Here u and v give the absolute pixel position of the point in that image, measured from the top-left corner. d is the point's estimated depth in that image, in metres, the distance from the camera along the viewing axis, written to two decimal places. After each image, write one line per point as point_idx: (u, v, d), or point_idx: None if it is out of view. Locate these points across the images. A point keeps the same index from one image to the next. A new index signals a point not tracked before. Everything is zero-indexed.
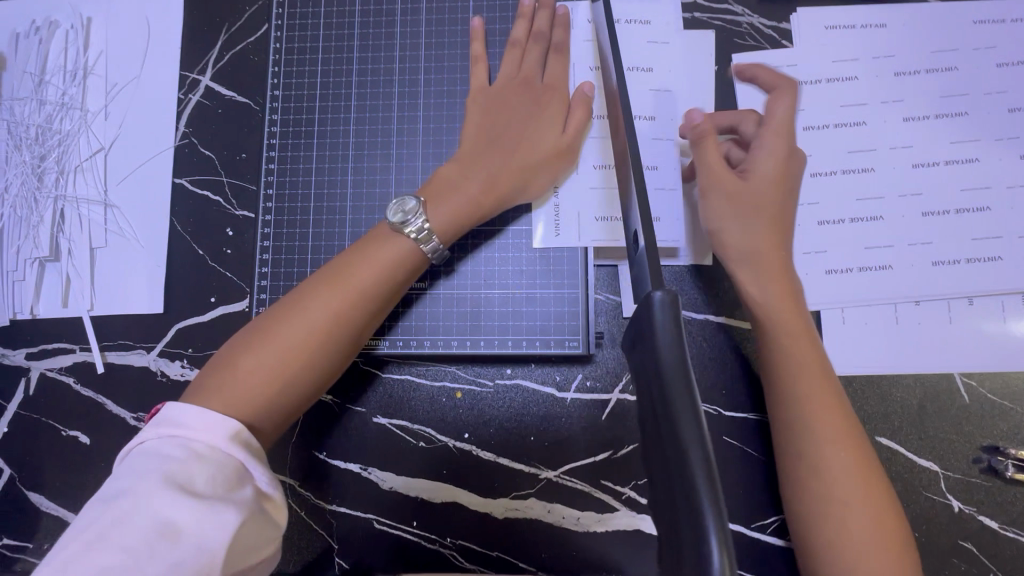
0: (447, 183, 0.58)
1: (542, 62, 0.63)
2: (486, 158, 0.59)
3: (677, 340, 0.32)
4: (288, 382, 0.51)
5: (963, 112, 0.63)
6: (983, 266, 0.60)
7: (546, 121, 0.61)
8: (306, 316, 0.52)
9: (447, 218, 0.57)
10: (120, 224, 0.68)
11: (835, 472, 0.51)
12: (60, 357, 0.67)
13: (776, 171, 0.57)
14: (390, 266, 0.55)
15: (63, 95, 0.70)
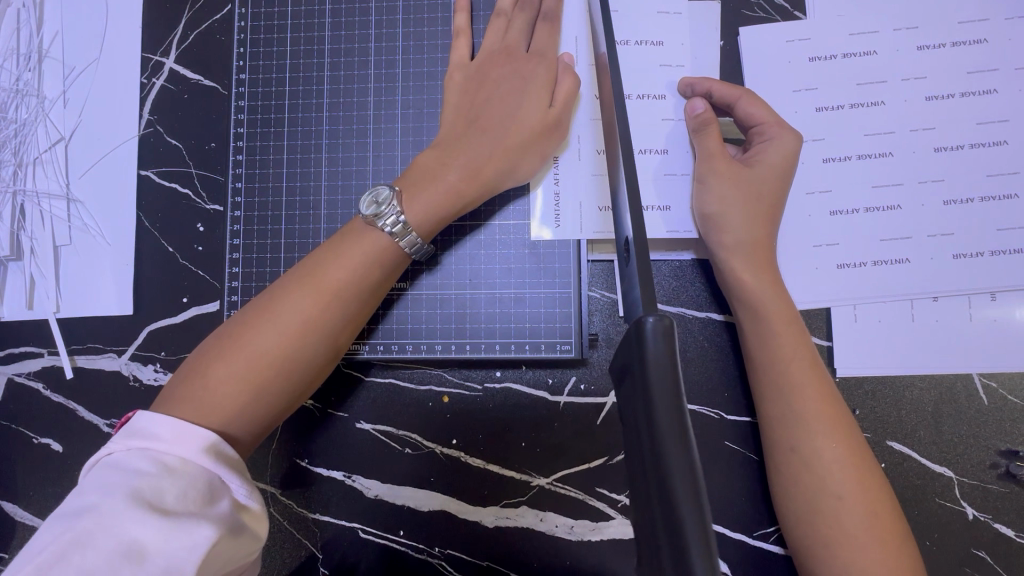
0: (425, 174, 0.53)
1: (523, 32, 0.58)
2: (467, 141, 0.54)
3: (672, 376, 0.28)
4: (261, 391, 0.47)
5: (992, 89, 0.58)
6: (1007, 259, 0.56)
7: (532, 94, 0.55)
8: (279, 320, 0.48)
9: (424, 211, 0.52)
10: (84, 219, 0.64)
11: (838, 489, 0.47)
12: (27, 361, 0.63)
13: (777, 163, 0.54)
14: (370, 263, 0.51)
15: (17, 80, 0.65)
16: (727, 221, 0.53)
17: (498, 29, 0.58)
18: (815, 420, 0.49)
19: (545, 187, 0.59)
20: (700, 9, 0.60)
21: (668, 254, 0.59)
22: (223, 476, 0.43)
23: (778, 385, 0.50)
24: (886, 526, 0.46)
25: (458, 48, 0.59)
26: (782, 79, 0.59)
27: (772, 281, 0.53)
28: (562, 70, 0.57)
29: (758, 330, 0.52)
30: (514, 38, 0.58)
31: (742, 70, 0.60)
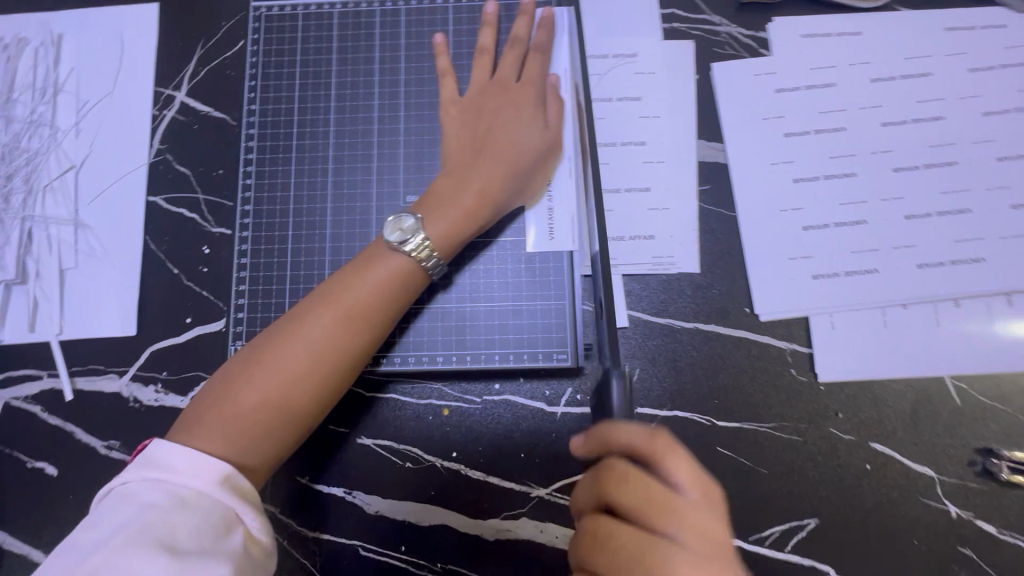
0: (441, 198, 0.57)
1: (512, 64, 0.63)
2: (477, 167, 0.58)
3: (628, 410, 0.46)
4: (287, 412, 0.49)
5: (940, 116, 0.64)
6: (967, 267, 0.61)
7: (529, 119, 0.60)
8: (306, 342, 0.50)
9: (442, 231, 0.55)
10: (91, 244, 0.66)
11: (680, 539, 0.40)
12: (25, 384, 0.64)
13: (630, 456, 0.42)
14: (391, 286, 0.53)
15: (32, 113, 0.68)
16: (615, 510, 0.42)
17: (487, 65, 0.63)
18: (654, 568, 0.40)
19: (539, 206, 0.62)
20: (675, 48, 0.67)
21: (657, 268, 0.63)
22: (236, 506, 0.44)
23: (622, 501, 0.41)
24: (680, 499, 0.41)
25: (450, 85, 0.63)
26: (752, 108, 0.65)
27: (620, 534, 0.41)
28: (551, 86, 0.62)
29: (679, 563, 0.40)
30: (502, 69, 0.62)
31: (717, 100, 0.66)
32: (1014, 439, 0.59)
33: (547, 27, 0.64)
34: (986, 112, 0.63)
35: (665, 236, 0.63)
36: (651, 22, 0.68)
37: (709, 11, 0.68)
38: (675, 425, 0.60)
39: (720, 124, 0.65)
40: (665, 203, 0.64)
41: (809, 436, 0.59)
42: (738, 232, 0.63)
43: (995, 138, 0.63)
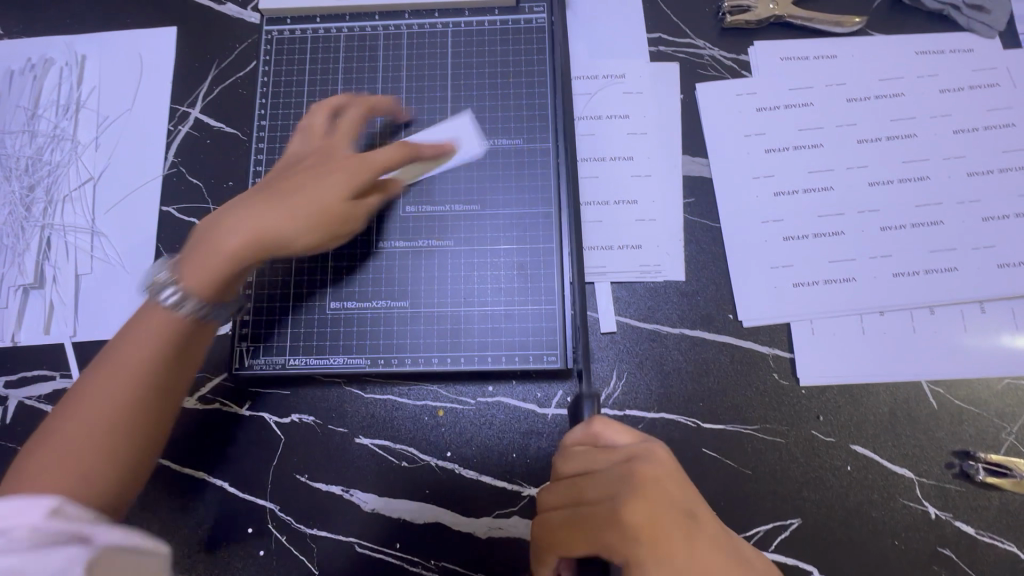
0: (216, 237, 0.53)
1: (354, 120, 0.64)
2: (269, 211, 0.54)
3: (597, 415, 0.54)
4: (71, 446, 0.44)
5: (912, 134, 0.67)
6: (941, 276, 0.63)
7: (336, 176, 0.57)
8: (113, 387, 0.47)
9: (200, 269, 0.51)
10: (106, 251, 0.69)
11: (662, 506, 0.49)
12: (38, 384, 0.66)
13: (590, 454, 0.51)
14: (195, 306, 0.50)
15: (55, 127, 0.73)
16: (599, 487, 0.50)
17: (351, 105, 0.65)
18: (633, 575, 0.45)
19: (532, 217, 0.66)
20: (661, 69, 0.71)
21: (645, 275, 0.65)
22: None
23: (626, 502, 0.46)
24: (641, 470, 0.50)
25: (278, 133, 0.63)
26: (735, 125, 0.69)
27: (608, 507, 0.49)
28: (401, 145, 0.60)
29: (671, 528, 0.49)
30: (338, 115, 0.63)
31: (701, 118, 0.69)
32: (990, 442, 0.61)
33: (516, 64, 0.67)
34: (956, 130, 0.67)
35: (652, 245, 0.66)
36: (639, 45, 0.72)
37: (693, 36, 0.72)
38: (662, 427, 0.62)
39: (704, 140, 0.69)
40: (651, 215, 0.67)
41: (791, 438, 0.61)
42: (722, 242, 0.66)
43: (965, 154, 0.66)
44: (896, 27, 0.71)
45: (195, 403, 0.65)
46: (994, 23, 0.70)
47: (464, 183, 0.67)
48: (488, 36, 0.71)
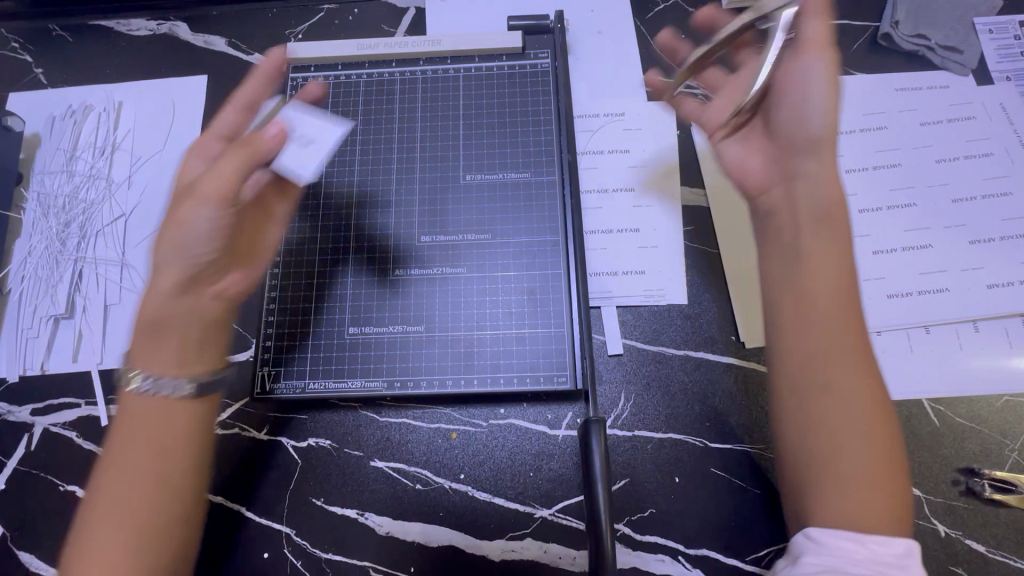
0: (146, 318, 0.53)
1: (259, 90, 0.61)
2: (158, 263, 0.53)
3: (603, 450, 0.54)
4: (159, 547, 0.49)
5: (897, 164, 0.71)
6: (933, 297, 0.66)
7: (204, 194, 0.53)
8: (138, 455, 0.51)
9: (138, 347, 0.53)
10: (135, 282, 0.73)
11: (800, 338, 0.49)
12: (64, 411, 0.69)
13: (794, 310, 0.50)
14: (153, 429, 0.51)
15: (91, 168, 0.78)
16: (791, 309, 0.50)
17: (231, 111, 0.60)
18: (822, 160, 0.53)
19: (540, 245, 0.69)
20: (659, 107, 0.76)
21: (649, 300, 0.68)
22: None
23: (804, 63, 0.54)
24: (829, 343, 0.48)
25: (227, 108, 0.60)
26: None
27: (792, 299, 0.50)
28: (263, 150, 0.55)
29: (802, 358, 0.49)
30: (243, 147, 0.55)
31: (697, 152, 0.74)
32: (994, 459, 0.62)
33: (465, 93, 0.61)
34: (938, 159, 0.71)
35: (655, 271, 0.69)
36: (637, 86, 0.77)
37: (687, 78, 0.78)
38: (671, 447, 0.64)
39: (701, 172, 0.73)
40: (654, 242, 0.70)
41: None
42: (721, 267, 0.69)
43: (948, 182, 0.70)
44: (876, 67, 0.77)
45: (216, 428, 0.67)
46: (967, 62, 0.75)
47: (476, 214, 0.71)
48: (497, 79, 0.77)
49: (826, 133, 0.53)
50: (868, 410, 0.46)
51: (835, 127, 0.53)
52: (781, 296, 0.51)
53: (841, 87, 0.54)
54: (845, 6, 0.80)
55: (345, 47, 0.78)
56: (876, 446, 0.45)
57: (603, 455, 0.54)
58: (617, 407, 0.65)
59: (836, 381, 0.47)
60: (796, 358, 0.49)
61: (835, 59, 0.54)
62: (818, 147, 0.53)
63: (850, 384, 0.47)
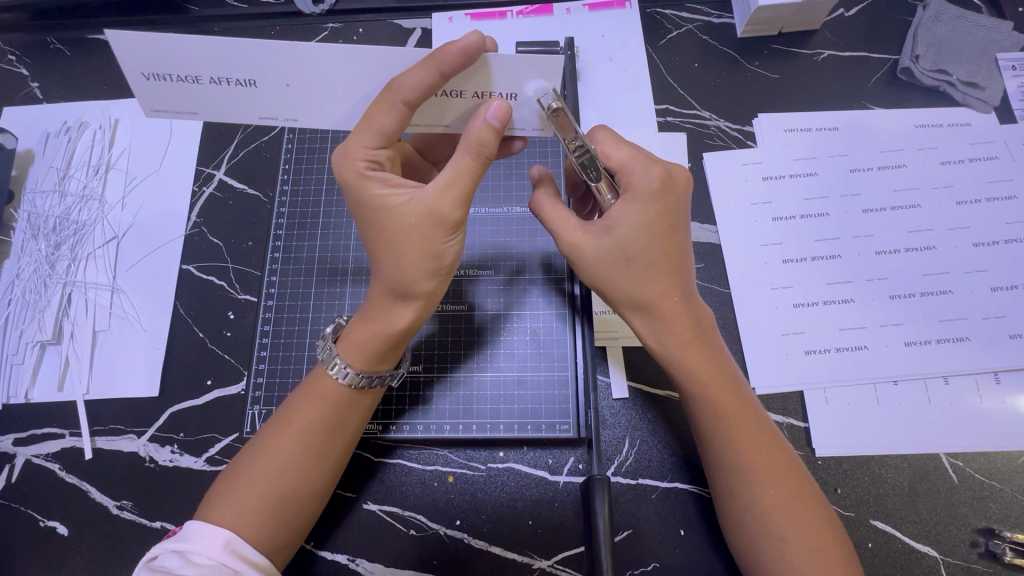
0: (373, 311, 0.53)
1: (422, 86, 0.44)
2: (394, 265, 0.50)
3: (605, 509, 0.54)
4: (285, 529, 0.51)
5: (917, 204, 0.69)
6: (952, 346, 0.63)
7: (445, 226, 0.48)
8: (299, 439, 0.52)
9: (354, 346, 0.53)
10: (125, 308, 0.71)
11: (718, 429, 0.53)
12: (47, 442, 0.66)
13: (722, 402, 0.53)
14: (328, 424, 0.53)
15: (85, 188, 0.75)
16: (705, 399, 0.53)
17: (369, 137, 0.48)
18: (658, 321, 0.53)
19: (544, 282, 0.67)
20: (670, 139, 0.73)
21: None
22: (240, 569, 0.46)
23: (562, 240, 0.54)
24: (745, 431, 0.53)
25: (358, 133, 0.48)
26: (741, 194, 0.71)
27: (711, 390, 0.53)
28: (486, 145, 0.47)
29: (720, 443, 0.53)
30: (474, 149, 0.46)
31: (709, 186, 0.72)
32: (1014, 520, 0.59)
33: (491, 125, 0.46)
34: (959, 201, 0.69)
35: None
36: (647, 116, 0.75)
37: (699, 108, 0.76)
38: (676, 498, 0.61)
39: (713, 208, 0.71)
40: None
41: None
42: (732, 308, 0.67)
43: (970, 225, 0.68)
44: (894, 103, 0.75)
45: (204, 463, 0.64)
46: (989, 99, 0.73)
47: (480, 247, 0.69)
48: None
49: (653, 301, 0.53)
50: (799, 514, 0.51)
51: (662, 286, 0.52)
52: (694, 388, 0.53)
53: (647, 249, 0.52)
54: (864, 38, 0.78)
55: None
56: (823, 549, 0.50)
57: (606, 514, 0.54)
58: (620, 454, 0.63)
59: (764, 504, 0.51)
60: (719, 443, 0.53)
61: (641, 242, 0.52)
62: (660, 300, 0.53)
63: (772, 501, 0.51)
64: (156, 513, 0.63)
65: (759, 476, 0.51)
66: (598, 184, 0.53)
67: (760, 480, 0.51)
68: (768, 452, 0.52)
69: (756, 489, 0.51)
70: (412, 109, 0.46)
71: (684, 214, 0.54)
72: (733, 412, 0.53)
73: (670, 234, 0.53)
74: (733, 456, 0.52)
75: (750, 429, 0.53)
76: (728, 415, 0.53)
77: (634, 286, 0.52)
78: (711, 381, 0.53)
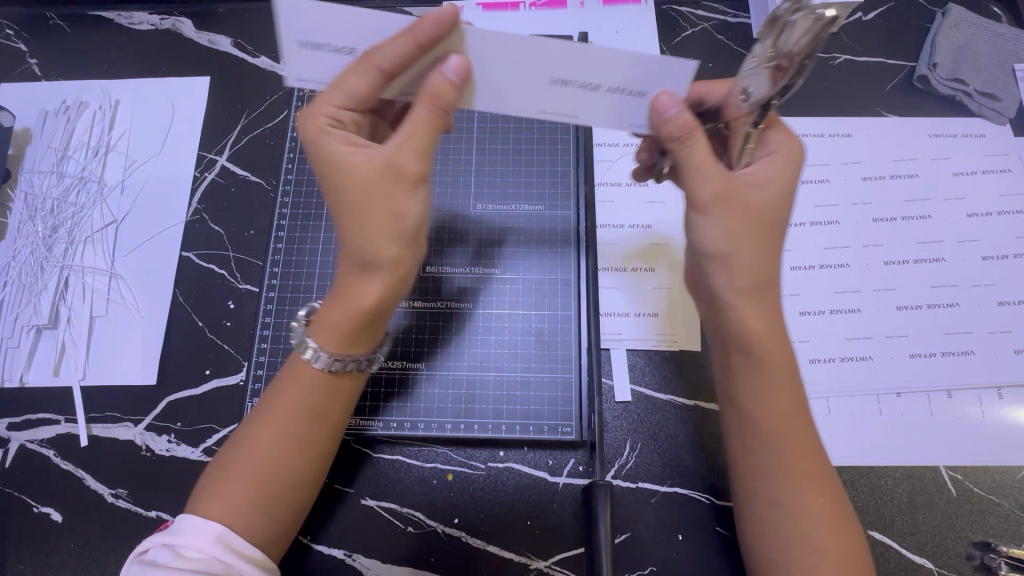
0: (341, 285, 0.50)
1: (401, 56, 0.44)
2: (359, 226, 0.48)
3: (606, 512, 0.54)
4: (273, 522, 0.50)
5: (928, 215, 0.68)
6: (957, 359, 0.63)
7: (392, 187, 0.47)
8: (283, 427, 0.51)
9: (322, 325, 0.50)
10: (123, 293, 0.69)
11: (778, 431, 0.49)
12: (42, 427, 0.65)
13: (787, 405, 0.49)
14: (310, 412, 0.52)
15: (83, 169, 0.74)
16: (770, 401, 0.49)
17: (336, 97, 0.47)
18: (740, 301, 0.48)
19: (549, 282, 0.66)
20: None
21: (661, 346, 0.65)
22: (232, 563, 0.46)
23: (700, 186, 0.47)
24: (802, 435, 0.49)
25: (327, 91, 0.47)
26: None
27: (781, 386, 0.49)
28: (444, 97, 0.44)
29: (776, 445, 0.49)
30: (431, 101, 0.45)
31: None
32: (1010, 534, 0.59)
33: (451, 81, 0.44)
34: (970, 213, 0.68)
35: (665, 315, 0.66)
36: None
37: None
38: (676, 502, 0.61)
39: None
40: (669, 283, 0.67)
41: None
42: None
43: (980, 238, 0.67)
44: (910, 110, 0.74)
45: (201, 454, 0.64)
46: (1004, 110, 0.72)
47: (486, 245, 0.68)
48: None
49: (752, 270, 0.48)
50: (836, 528, 0.47)
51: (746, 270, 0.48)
52: (763, 383, 0.49)
53: (734, 223, 0.47)
54: (881, 43, 0.77)
55: None
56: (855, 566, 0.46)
57: (607, 517, 0.54)
58: (621, 457, 0.62)
59: (806, 513, 0.47)
60: (777, 445, 0.49)
61: (736, 221, 0.47)
62: (758, 289, 0.48)
63: (818, 508, 0.47)
64: (152, 502, 0.62)
65: (808, 489, 0.48)
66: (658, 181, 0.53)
67: (802, 491, 0.48)
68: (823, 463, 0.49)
69: (803, 498, 0.48)
70: (386, 78, 0.45)
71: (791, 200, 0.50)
72: (798, 415, 0.49)
73: (774, 219, 0.49)
74: (793, 462, 0.48)
75: (806, 436, 0.49)
76: (793, 417, 0.49)
77: (734, 254, 0.48)
78: (781, 379, 0.49)
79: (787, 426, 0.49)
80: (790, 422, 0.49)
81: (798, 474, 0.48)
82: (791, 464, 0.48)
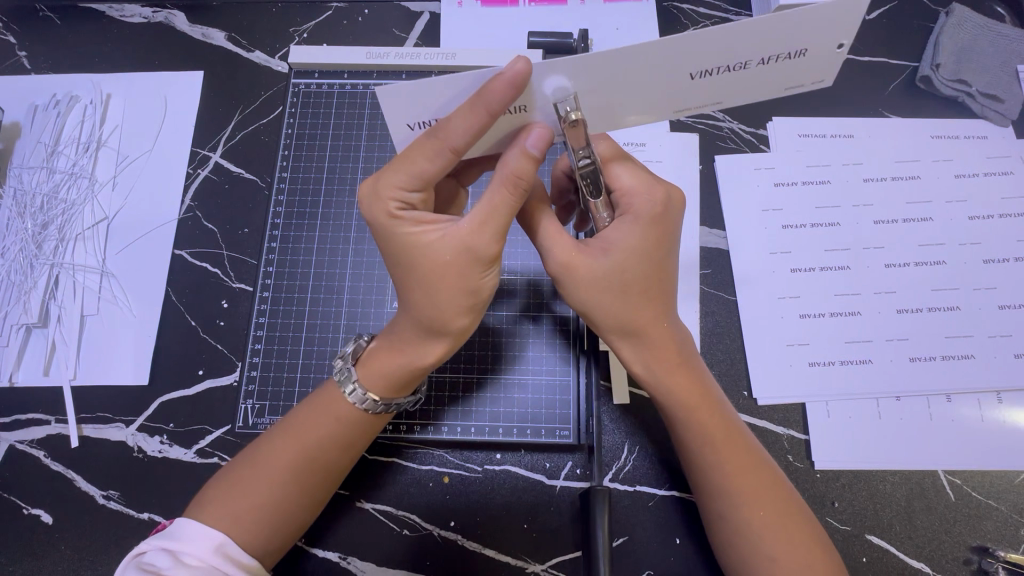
0: (398, 342, 0.51)
1: (472, 133, 0.43)
2: (437, 301, 0.48)
3: (604, 516, 0.54)
4: (274, 536, 0.49)
5: (929, 218, 0.68)
6: (956, 363, 0.63)
7: (473, 265, 0.47)
8: (300, 448, 0.50)
9: (378, 375, 0.51)
10: (115, 292, 0.68)
11: (710, 459, 0.52)
12: (32, 427, 0.64)
13: (719, 429, 0.52)
14: (334, 440, 0.51)
15: (74, 165, 0.72)
16: (695, 429, 0.52)
17: (404, 178, 0.46)
18: (647, 342, 0.52)
19: (547, 283, 0.66)
20: (683, 139, 0.71)
21: None
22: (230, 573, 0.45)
23: (551, 255, 0.50)
24: (739, 458, 0.52)
25: (393, 174, 0.47)
26: (752, 200, 0.69)
27: (707, 411, 0.53)
28: (523, 175, 0.45)
29: (710, 468, 0.52)
30: (510, 181, 0.45)
31: (719, 190, 0.70)
32: (1007, 539, 0.59)
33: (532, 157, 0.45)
34: (972, 216, 0.68)
35: None
36: None
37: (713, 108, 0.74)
38: (674, 506, 0.60)
39: (723, 213, 0.69)
40: None
41: None
42: (737, 317, 0.66)
43: (982, 241, 0.67)
44: (911, 111, 0.73)
45: (194, 455, 0.63)
46: (1007, 112, 0.71)
47: None
48: None
49: (641, 326, 0.51)
50: (789, 534, 0.50)
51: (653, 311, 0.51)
52: (694, 414, 0.52)
53: (636, 273, 0.50)
54: (883, 42, 0.76)
55: (354, 53, 0.73)
56: (813, 564, 0.49)
57: (605, 520, 0.54)
58: (619, 460, 0.62)
59: (754, 530, 0.50)
60: (712, 469, 0.52)
61: (633, 266, 0.50)
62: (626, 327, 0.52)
63: (761, 523, 0.50)
64: (144, 504, 0.62)
65: (751, 503, 0.50)
66: (596, 201, 0.51)
67: (745, 505, 0.50)
68: (767, 480, 0.51)
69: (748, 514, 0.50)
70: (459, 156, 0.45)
71: (673, 244, 0.52)
72: (730, 439, 0.52)
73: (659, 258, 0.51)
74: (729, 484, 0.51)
75: (748, 460, 0.52)
76: (725, 438, 0.52)
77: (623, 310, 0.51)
78: (705, 411, 0.53)
79: (724, 450, 0.52)
80: (724, 446, 0.52)
81: (737, 494, 0.51)
82: (730, 485, 0.51)
